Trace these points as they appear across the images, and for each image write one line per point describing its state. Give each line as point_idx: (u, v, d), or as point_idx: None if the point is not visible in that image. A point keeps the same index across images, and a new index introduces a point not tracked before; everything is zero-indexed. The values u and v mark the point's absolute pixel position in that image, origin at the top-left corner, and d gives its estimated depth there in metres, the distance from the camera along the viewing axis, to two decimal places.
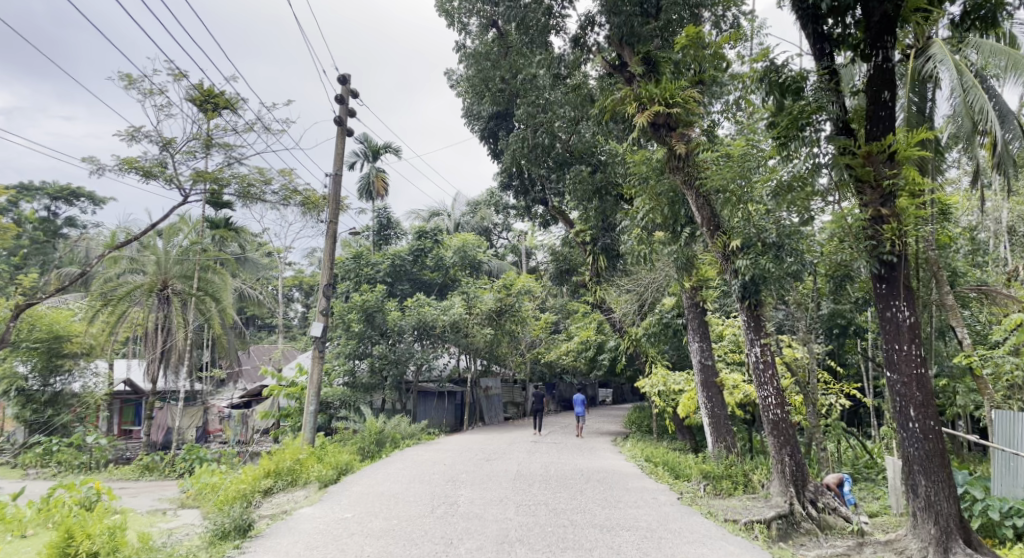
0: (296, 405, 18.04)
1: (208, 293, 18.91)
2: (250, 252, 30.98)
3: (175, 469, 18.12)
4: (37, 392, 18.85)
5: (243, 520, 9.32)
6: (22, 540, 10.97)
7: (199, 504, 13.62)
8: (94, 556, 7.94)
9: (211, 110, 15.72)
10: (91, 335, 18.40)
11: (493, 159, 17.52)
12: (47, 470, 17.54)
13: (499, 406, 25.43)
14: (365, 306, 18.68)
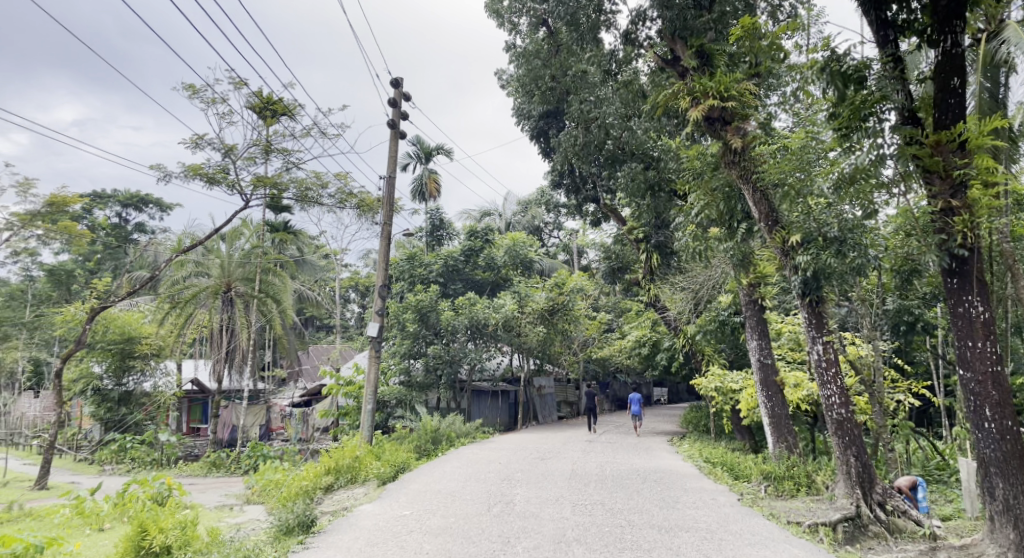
0: (354, 404, 18.40)
1: (269, 295, 19.05)
2: (307, 254, 31.69)
3: (240, 466, 18.69)
4: (111, 391, 19.86)
5: (306, 516, 9.56)
6: (100, 533, 11.46)
7: (263, 501, 14.02)
8: (168, 549, 8.22)
9: (269, 117, 16.26)
10: (160, 337, 19.28)
11: (544, 158, 17.55)
12: (122, 466, 18.39)
13: (553, 406, 25.47)
14: (419, 305, 19.17)
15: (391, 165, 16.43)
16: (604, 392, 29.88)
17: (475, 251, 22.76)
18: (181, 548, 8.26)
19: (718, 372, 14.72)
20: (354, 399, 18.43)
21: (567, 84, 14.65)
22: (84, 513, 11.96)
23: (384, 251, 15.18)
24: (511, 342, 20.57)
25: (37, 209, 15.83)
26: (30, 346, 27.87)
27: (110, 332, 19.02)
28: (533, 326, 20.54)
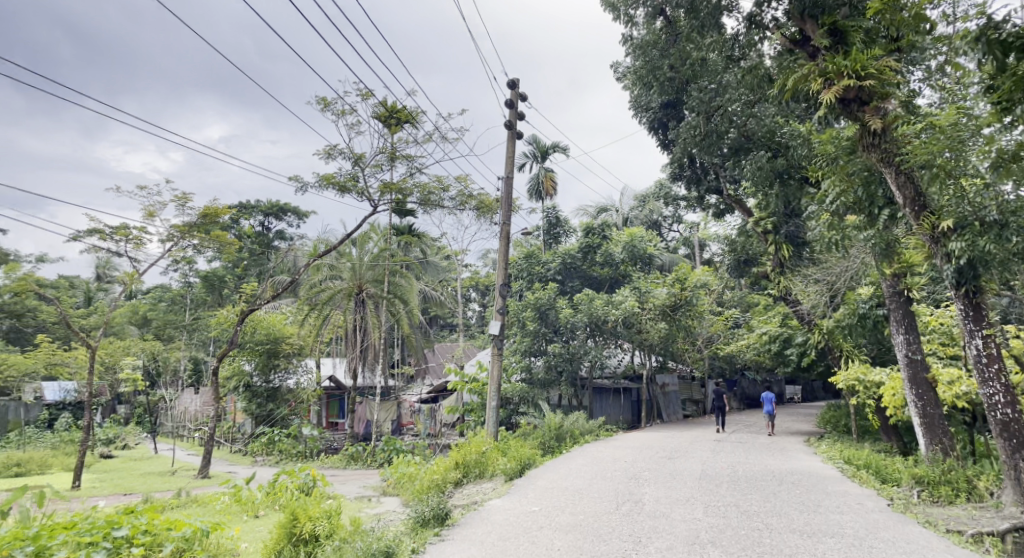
0: (478, 400, 18.91)
1: (398, 295, 19.91)
2: (430, 255, 32.62)
3: (376, 459, 19.49)
4: (260, 388, 21.18)
5: (441, 510, 9.82)
6: (257, 519, 12.30)
7: (399, 493, 14.56)
8: (317, 537, 8.69)
9: (394, 125, 16.95)
10: (300, 337, 20.79)
11: (663, 151, 17.00)
12: (272, 457, 19.90)
13: (678, 403, 24.17)
14: (539, 304, 19.51)
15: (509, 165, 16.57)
16: (732, 389, 28.84)
17: (593, 248, 22.69)
18: (326, 536, 8.67)
19: (859, 365, 13.91)
20: (478, 395, 18.86)
21: (687, 73, 13.97)
22: (241, 501, 12.96)
23: (504, 250, 15.42)
24: (631, 339, 20.42)
25: (193, 221, 17.22)
26: (189, 347, 30.38)
27: (257, 333, 20.39)
28: (655, 322, 20.19)
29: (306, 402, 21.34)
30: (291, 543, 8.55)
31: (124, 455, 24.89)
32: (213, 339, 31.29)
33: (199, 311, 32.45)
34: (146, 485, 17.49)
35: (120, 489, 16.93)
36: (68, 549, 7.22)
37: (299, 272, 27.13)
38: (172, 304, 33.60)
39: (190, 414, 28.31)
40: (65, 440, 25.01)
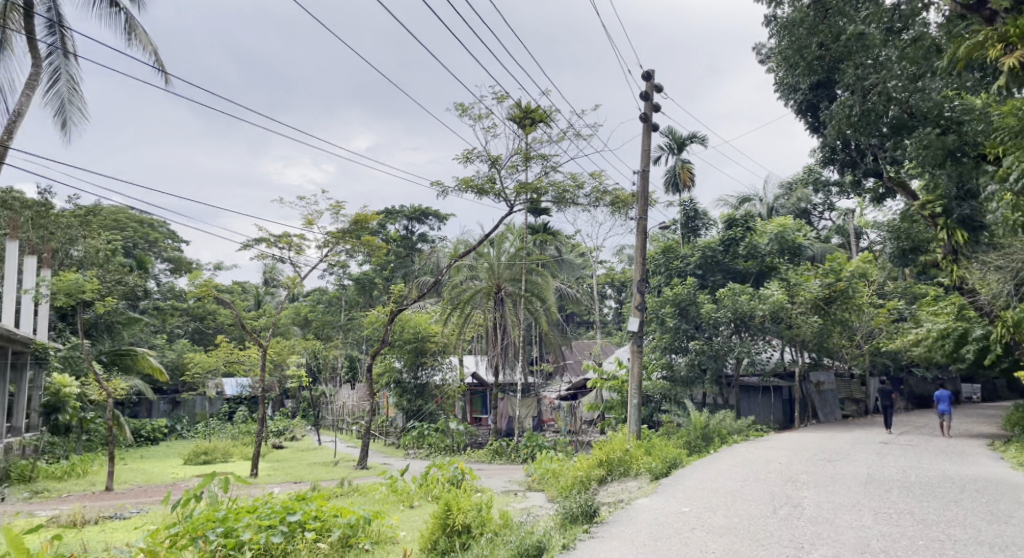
0: (619, 397, 17.79)
1: (536, 294, 20.32)
2: (566, 252, 32.00)
3: (519, 455, 19.10)
4: (410, 384, 21.28)
5: (589, 507, 9.09)
6: (413, 509, 12.15)
7: (544, 488, 14.07)
8: (469, 529, 8.23)
9: (529, 125, 16.39)
10: (446, 335, 20.58)
11: (812, 133, 14.50)
12: (421, 451, 20.24)
13: (836, 404, 21.52)
14: (678, 299, 18.25)
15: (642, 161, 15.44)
16: (902, 389, 25.97)
17: (736, 241, 20.56)
18: (480, 528, 8.32)
19: None
20: (619, 393, 17.78)
21: (839, 52, 11.95)
22: (396, 491, 12.75)
23: (639, 248, 14.54)
24: (781, 336, 18.67)
25: (345, 227, 17.47)
26: (343, 345, 31.67)
27: (406, 331, 20.28)
28: (806, 317, 18.37)
29: (452, 398, 20.93)
30: (447, 534, 8.19)
31: (291, 446, 26.26)
32: (363, 338, 32.42)
33: (352, 311, 34.00)
34: (312, 474, 18.19)
35: (291, 477, 17.64)
36: (251, 532, 7.53)
37: (439, 272, 27.50)
38: (331, 305, 35.53)
39: (345, 409, 29.43)
40: (242, 430, 26.72)
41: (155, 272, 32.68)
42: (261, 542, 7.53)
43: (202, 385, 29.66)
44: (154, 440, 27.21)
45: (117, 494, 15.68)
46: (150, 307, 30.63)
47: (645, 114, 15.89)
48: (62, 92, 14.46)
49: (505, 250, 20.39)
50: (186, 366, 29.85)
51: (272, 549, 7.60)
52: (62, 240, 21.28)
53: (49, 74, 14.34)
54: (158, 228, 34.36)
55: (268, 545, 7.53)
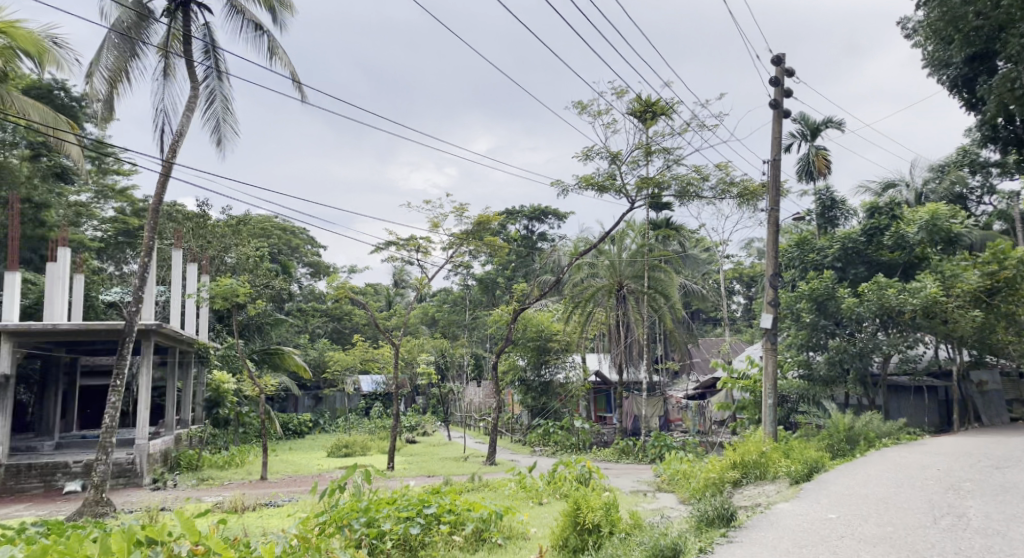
0: (752, 397, 17.18)
1: (659, 291, 20.29)
2: (688, 248, 31.36)
3: (646, 455, 19.19)
4: (534, 381, 22.10)
5: (726, 510, 8.98)
6: (543, 504, 12.75)
7: (676, 489, 14.16)
8: (598, 527, 8.15)
9: (650, 118, 17.26)
10: (567, 332, 21.26)
11: (971, 109, 14.01)
12: (548, 449, 20.88)
13: (1005, 405, 20.01)
14: (816, 293, 16.95)
15: (775, 146, 15.34)
16: None
17: (881, 231, 18.19)
18: (609, 527, 8.27)
19: None
20: (753, 393, 17.21)
21: None
22: (527, 488, 13.57)
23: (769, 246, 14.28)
24: (935, 331, 16.35)
25: (469, 229, 18.45)
26: (470, 344, 32.73)
27: (529, 329, 21.33)
28: (965, 311, 15.68)
29: (575, 395, 21.63)
30: (577, 532, 8.19)
31: (425, 440, 27.52)
32: (489, 337, 33.38)
33: (477, 310, 35.21)
34: (446, 467, 19.12)
35: (425, 471, 18.61)
36: (390, 522, 8.14)
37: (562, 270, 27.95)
38: (456, 304, 36.56)
39: (474, 405, 30.43)
40: (379, 425, 28.30)
41: (298, 276, 35.12)
42: (400, 533, 8.10)
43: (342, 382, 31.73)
44: (299, 434, 29.44)
45: (272, 482, 17.23)
46: (294, 309, 33.00)
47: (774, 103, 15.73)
48: (217, 111, 13.88)
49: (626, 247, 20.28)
50: (328, 365, 32.01)
51: (410, 540, 8.20)
52: (217, 248, 25.54)
53: (205, 93, 13.80)
54: (300, 235, 36.95)
55: (406, 536, 8.09)
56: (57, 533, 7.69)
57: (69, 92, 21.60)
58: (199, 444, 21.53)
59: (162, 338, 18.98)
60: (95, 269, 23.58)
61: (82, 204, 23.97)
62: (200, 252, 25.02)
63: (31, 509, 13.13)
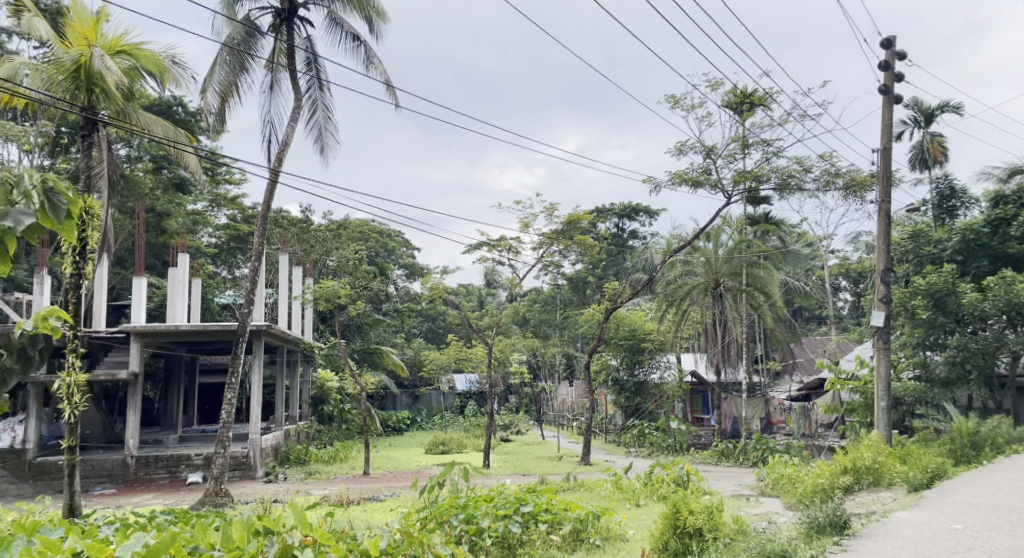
0: (863, 398, 16.16)
1: (758, 289, 19.50)
2: (788, 242, 29.97)
3: (748, 457, 18.62)
4: (627, 382, 21.71)
5: (838, 517, 8.01)
6: (639, 507, 12.30)
7: (781, 495, 13.52)
8: (702, 533, 7.26)
9: (748, 110, 16.71)
10: (662, 331, 20.73)
11: None
12: (643, 450, 20.38)
13: None
14: (932, 288, 13.75)
15: (885, 136, 14.64)
16: None
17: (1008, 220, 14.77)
18: (713, 532, 7.31)
19: None
20: (864, 395, 16.17)
21: None
22: (622, 488, 13.15)
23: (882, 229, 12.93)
24: None
25: (558, 228, 18.36)
26: (562, 343, 32.37)
27: (621, 329, 20.99)
28: None
29: (671, 397, 20.80)
30: (677, 537, 7.30)
31: (519, 439, 27.35)
32: (581, 335, 32.73)
33: (567, 310, 34.05)
34: (540, 466, 18.92)
35: (519, 470, 18.51)
36: (489, 521, 7.75)
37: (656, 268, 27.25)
38: (546, 304, 35.47)
39: (568, 405, 30.00)
40: (473, 423, 28.39)
41: (394, 276, 35.79)
42: (498, 531, 7.74)
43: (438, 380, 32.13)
44: (399, 430, 30.39)
45: (373, 478, 17.58)
46: (391, 310, 33.35)
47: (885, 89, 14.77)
48: (319, 121, 14.65)
49: (721, 245, 19.28)
50: (424, 364, 32.47)
51: (509, 539, 7.85)
52: (320, 251, 26.77)
53: (308, 103, 14.56)
54: (395, 237, 37.86)
55: (505, 534, 7.78)
56: (185, 521, 7.18)
57: (185, 107, 23.10)
58: (307, 439, 22.35)
59: (271, 338, 19.87)
60: (210, 273, 25.01)
61: (199, 212, 25.58)
62: (305, 255, 26.31)
63: (158, 499, 14.06)
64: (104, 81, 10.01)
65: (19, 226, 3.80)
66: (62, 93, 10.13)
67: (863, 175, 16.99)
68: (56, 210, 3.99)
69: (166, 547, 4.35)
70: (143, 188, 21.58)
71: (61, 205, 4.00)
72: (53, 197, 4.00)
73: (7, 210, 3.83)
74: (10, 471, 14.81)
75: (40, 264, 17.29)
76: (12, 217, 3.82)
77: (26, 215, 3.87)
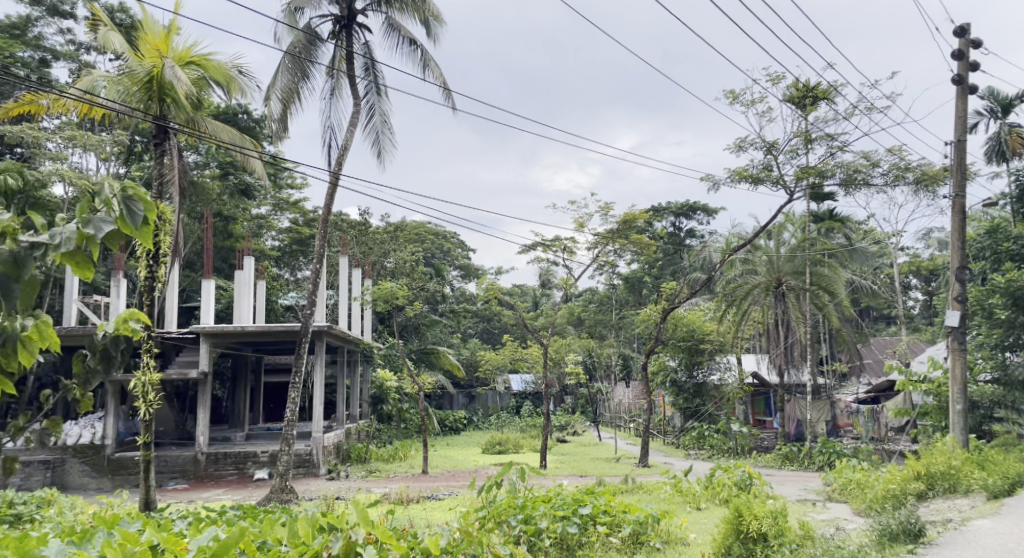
0: (936, 402, 14.42)
1: (822, 287, 18.69)
2: (854, 240, 28.43)
3: (813, 462, 17.27)
4: (685, 383, 20.90)
5: (913, 523, 7.50)
6: (701, 510, 11.54)
7: (849, 500, 12.43)
8: (765, 537, 6.97)
9: (810, 105, 16.22)
10: (721, 333, 19.78)
11: None
12: (703, 452, 19.38)
13: None
14: (1011, 286, 12.43)
15: (959, 128, 13.66)
16: None
17: None
18: (778, 538, 6.98)
19: None
20: (938, 399, 14.40)
21: None
22: (682, 492, 12.34)
23: (957, 222, 12.40)
24: None
25: (613, 228, 17.82)
26: (618, 344, 31.44)
27: (679, 329, 20.27)
28: None
29: (730, 398, 20.14)
30: (741, 543, 6.99)
31: (576, 440, 26.53)
32: (639, 336, 31.50)
33: (625, 309, 33.13)
34: (597, 468, 18.15)
35: (577, 470, 17.87)
36: (547, 521, 7.31)
37: (713, 268, 26.16)
38: (602, 304, 34.29)
39: (623, 406, 29.10)
40: (530, 424, 27.83)
41: (449, 278, 35.74)
42: (557, 531, 7.31)
43: (493, 380, 31.73)
44: (457, 430, 29.94)
45: (432, 478, 17.04)
46: (447, 310, 32.37)
47: (959, 79, 13.80)
48: (377, 126, 14.45)
49: (785, 242, 19.47)
50: (480, 363, 31.93)
51: (568, 540, 7.43)
52: (379, 253, 26.55)
53: (365, 108, 14.44)
54: (450, 239, 37.70)
55: (564, 535, 7.34)
56: (254, 516, 6.65)
57: (251, 115, 23.48)
58: (367, 438, 22.19)
59: (332, 338, 19.66)
60: (275, 275, 24.98)
61: (263, 216, 25.76)
62: (364, 257, 26.14)
63: (228, 494, 14.24)
64: (175, 92, 10.29)
65: (98, 235, 3.67)
66: (136, 104, 10.39)
67: (935, 170, 16.07)
68: (132, 218, 3.69)
69: (235, 542, 4.23)
70: (211, 193, 22.23)
71: (136, 214, 3.69)
72: (131, 204, 3.70)
73: (89, 218, 3.70)
74: (90, 467, 15.07)
75: (118, 269, 17.23)
76: (92, 224, 3.68)
77: (106, 223, 3.71)
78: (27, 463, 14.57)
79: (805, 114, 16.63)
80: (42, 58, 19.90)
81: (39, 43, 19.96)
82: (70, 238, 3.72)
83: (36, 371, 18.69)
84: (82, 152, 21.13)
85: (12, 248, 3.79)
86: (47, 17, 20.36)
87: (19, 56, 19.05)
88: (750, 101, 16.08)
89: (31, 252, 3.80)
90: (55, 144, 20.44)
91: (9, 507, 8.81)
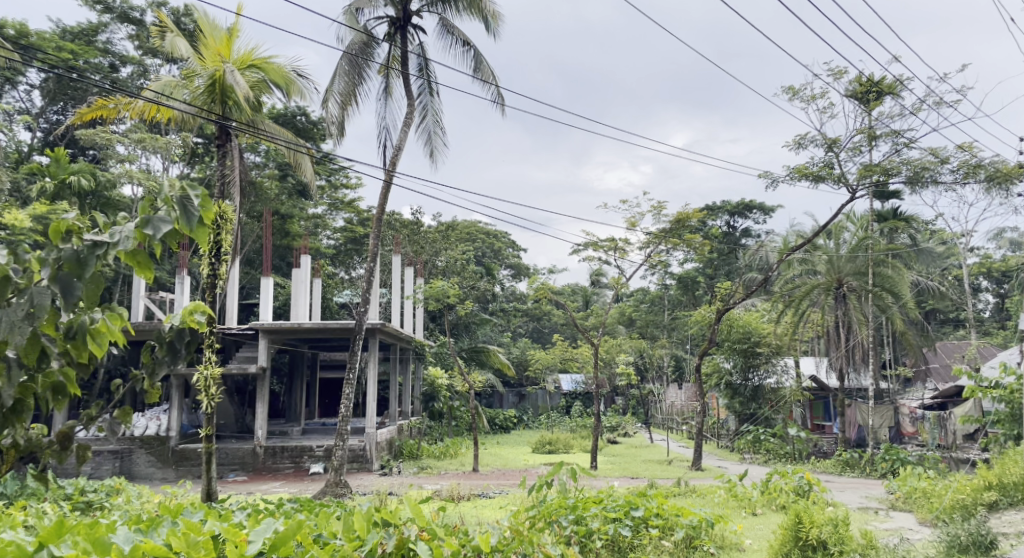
0: (1010, 409, 11.21)
1: (886, 288, 15.94)
2: (924, 240, 25.84)
3: (877, 469, 15.22)
4: (742, 386, 18.97)
5: (985, 534, 6.00)
6: (758, 516, 9.91)
7: (916, 510, 10.73)
8: (825, 549, 5.77)
9: (875, 100, 14.55)
10: (778, 335, 17.86)
11: None
12: (759, 456, 17.34)
13: None
14: None
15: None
16: None
17: None
18: (840, 548, 5.78)
19: None
20: (1012, 406, 11.18)
21: None
22: (737, 497, 10.79)
23: None
24: None
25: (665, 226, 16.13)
26: (670, 344, 29.28)
27: (733, 331, 18.30)
28: None
29: (788, 402, 18.04)
30: (798, 552, 5.87)
31: (626, 441, 24.54)
32: (692, 337, 29.04)
33: (677, 310, 30.94)
34: (648, 470, 16.54)
35: (627, 472, 16.26)
36: (599, 522, 6.15)
37: (769, 269, 23.95)
38: (654, 304, 31.78)
39: (675, 408, 27.14)
40: (580, 424, 26.14)
41: (500, 276, 34.17)
42: (609, 533, 6.16)
43: (542, 378, 30.36)
44: (506, 429, 28.27)
45: (483, 475, 15.89)
46: (497, 309, 30.55)
47: None
48: (428, 126, 13.36)
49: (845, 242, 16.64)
50: (530, 362, 30.52)
51: (619, 542, 6.24)
52: (430, 253, 24.20)
53: (417, 108, 13.30)
54: (501, 238, 36.00)
55: (615, 537, 6.16)
56: (307, 510, 5.43)
57: (308, 116, 22.41)
58: (419, 435, 20.90)
59: (385, 336, 18.55)
60: (329, 274, 24.08)
61: (319, 216, 24.19)
62: (414, 256, 23.94)
63: (285, 487, 13.50)
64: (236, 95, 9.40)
65: (156, 236, 3.05)
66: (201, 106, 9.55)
67: (1012, 168, 14.15)
68: (189, 216, 3.14)
69: (293, 533, 3.21)
70: (266, 194, 21.49)
71: (194, 211, 3.14)
72: (188, 200, 3.17)
73: (147, 216, 3.10)
74: (155, 458, 14.48)
75: (182, 266, 16.30)
76: (151, 224, 3.08)
77: (166, 222, 3.11)
78: (98, 453, 14.43)
79: (870, 110, 14.97)
80: (110, 63, 19.74)
81: (108, 49, 19.75)
82: (129, 237, 3.11)
83: (105, 365, 18.44)
84: (152, 154, 20.36)
85: (75, 246, 3.11)
86: (116, 23, 19.99)
87: (93, 61, 18.97)
88: (812, 97, 14.75)
89: (92, 250, 3.10)
90: (124, 147, 20.00)
91: (80, 495, 7.84)
